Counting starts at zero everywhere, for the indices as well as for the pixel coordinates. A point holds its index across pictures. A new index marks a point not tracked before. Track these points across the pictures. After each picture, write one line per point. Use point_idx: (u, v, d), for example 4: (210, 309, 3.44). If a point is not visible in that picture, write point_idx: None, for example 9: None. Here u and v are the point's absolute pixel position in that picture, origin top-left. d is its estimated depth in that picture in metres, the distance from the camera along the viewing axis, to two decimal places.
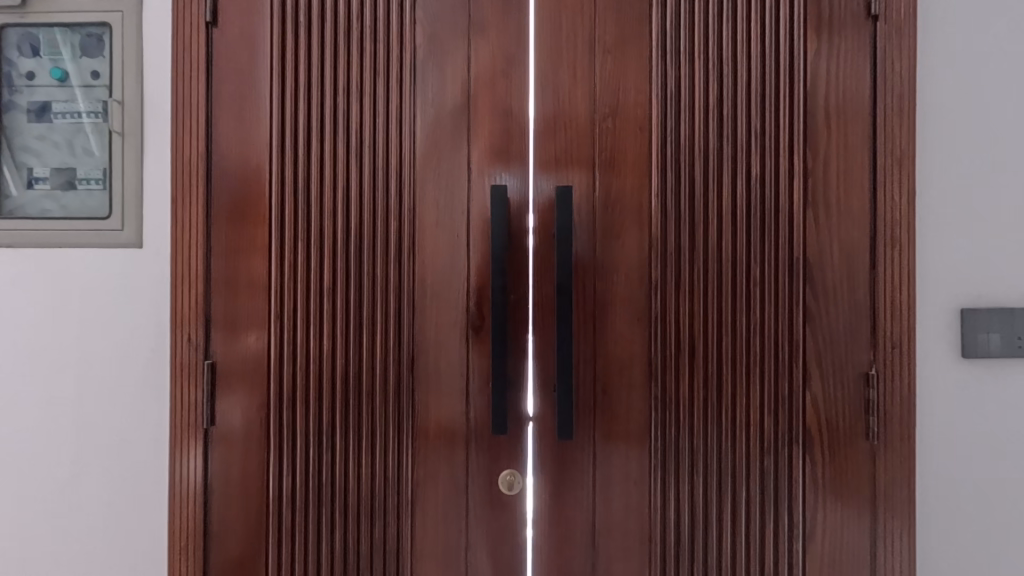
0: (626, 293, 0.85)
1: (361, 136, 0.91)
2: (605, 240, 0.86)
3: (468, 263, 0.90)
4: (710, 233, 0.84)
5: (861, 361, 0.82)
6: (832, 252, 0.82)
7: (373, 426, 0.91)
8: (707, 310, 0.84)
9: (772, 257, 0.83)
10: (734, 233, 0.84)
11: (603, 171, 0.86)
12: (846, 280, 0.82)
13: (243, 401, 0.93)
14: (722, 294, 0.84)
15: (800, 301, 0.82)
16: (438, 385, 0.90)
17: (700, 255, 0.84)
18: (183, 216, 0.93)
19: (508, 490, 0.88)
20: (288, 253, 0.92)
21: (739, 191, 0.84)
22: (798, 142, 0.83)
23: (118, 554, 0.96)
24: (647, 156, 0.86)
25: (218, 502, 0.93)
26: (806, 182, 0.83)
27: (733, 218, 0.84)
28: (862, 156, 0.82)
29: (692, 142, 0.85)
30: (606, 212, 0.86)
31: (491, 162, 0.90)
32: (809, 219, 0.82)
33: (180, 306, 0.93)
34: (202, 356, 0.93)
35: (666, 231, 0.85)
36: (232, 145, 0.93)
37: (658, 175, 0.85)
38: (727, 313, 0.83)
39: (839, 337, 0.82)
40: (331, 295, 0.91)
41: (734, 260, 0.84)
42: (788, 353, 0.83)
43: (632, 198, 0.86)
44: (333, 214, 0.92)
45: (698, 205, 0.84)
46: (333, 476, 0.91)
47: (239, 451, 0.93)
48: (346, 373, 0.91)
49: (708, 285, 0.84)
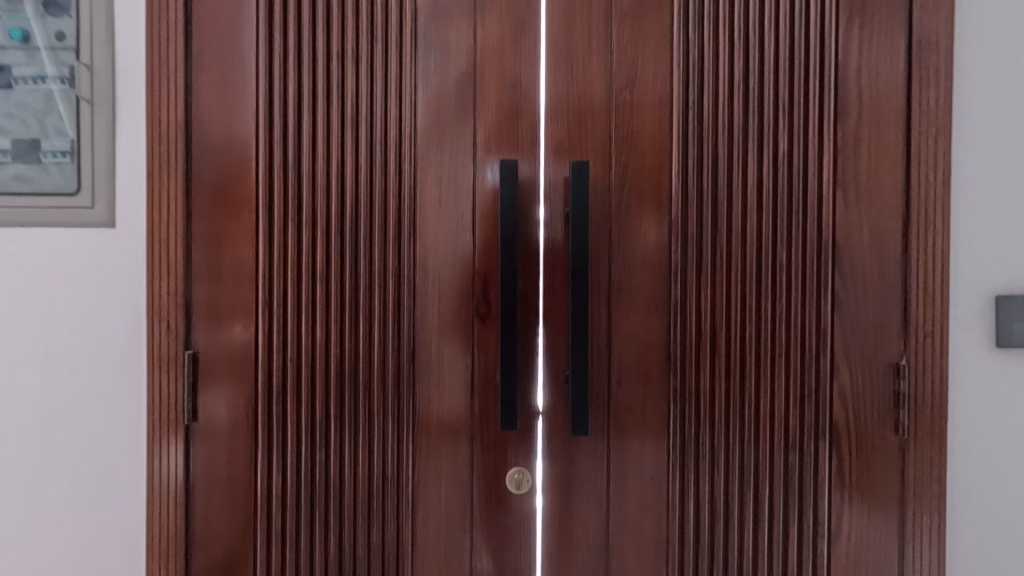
0: (644, 279, 0.80)
1: (357, 108, 0.84)
2: (622, 223, 0.80)
3: (473, 246, 0.84)
4: (735, 216, 0.79)
5: (891, 351, 0.77)
6: (864, 236, 0.77)
7: (370, 421, 0.84)
8: (730, 297, 0.79)
9: (799, 241, 0.78)
10: (760, 215, 0.79)
11: (619, 148, 0.80)
12: (876, 265, 0.77)
13: (228, 394, 0.85)
14: (746, 280, 0.79)
15: (829, 288, 0.78)
16: (441, 377, 0.84)
17: (723, 238, 0.79)
18: (161, 193, 0.85)
19: (515, 489, 0.82)
20: (277, 234, 0.84)
21: (766, 170, 0.78)
22: (829, 118, 0.78)
23: (93, 560, 0.89)
24: (667, 132, 0.80)
25: (201, 503, 0.86)
26: (837, 161, 0.77)
27: (758, 199, 0.79)
28: (895, 133, 0.77)
29: (715, 117, 0.79)
30: (623, 193, 0.80)
31: (498, 137, 0.83)
32: (839, 200, 0.77)
33: (158, 292, 0.85)
34: (183, 346, 0.85)
35: (687, 213, 0.80)
36: (214, 115, 0.85)
37: (679, 152, 0.79)
38: (751, 300, 0.79)
39: (869, 325, 0.77)
40: (324, 281, 0.84)
41: (760, 243, 0.79)
42: (815, 343, 0.78)
43: (651, 177, 0.80)
44: (326, 192, 0.84)
45: (722, 184, 0.79)
46: (327, 476, 0.85)
47: (224, 449, 0.86)
48: (341, 364, 0.84)
49: (732, 270, 0.79)
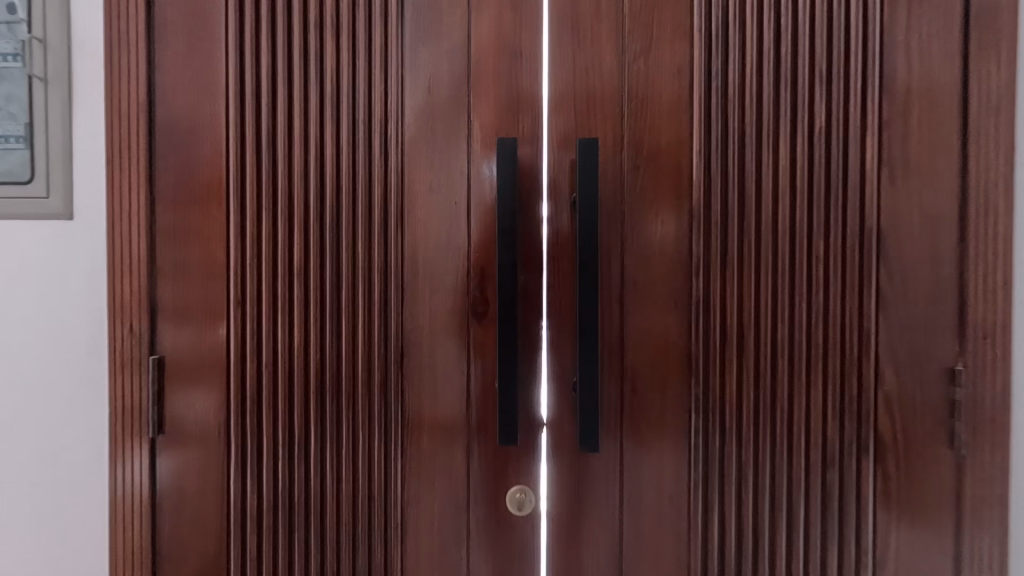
0: (661, 272, 0.71)
1: (337, 83, 0.75)
2: (636, 211, 0.71)
3: (468, 237, 0.75)
4: (765, 201, 0.69)
5: (945, 353, 0.68)
6: (912, 223, 0.68)
7: (354, 432, 0.76)
8: (760, 293, 0.70)
9: (839, 230, 0.69)
10: (793, 200, 0.69)
11: (631, 126, 0.72)
12: (927, 255, 0.68)
13: (197, 403, 0.77)
14: (778, 273, 0.70)
15: (873, 282, 0.68)
16: (433, 384, 0.75)
17: (751, 227, 0.70)
18: (121, 181, 0.77)
19: (517, 510, 0.73)
20: (249, 225, 0.76)
21: (800, 148, 0.69)
22: (873, 88, 0.68)
23: None
24: (687, 106, 0.71)
25: (169, 523, 0.78)
26: (882, 137, 0.68)
27: (791, 182, 0.69)
28: (949, 103, 0.67)
29: (742, 88, 0.70)
30: (636, 177, 0.71)
31: (495, 114, 0.74)
32: (884, 181, 0.68)
33: (120, 290, 0.77)
34: (147, 350, 0.77)
35: (711, 199, 0.71)
36: (180, 93, 0.76)
37: (701, 129, 0.70)
38: (784, 297, 0.69)
39: (919, 324, 0.68)
40: (302, 278, 0.75)
41: (794, 231, 0.69)
42: (857, 344, 0.69)
43: (668, 158, 0.71)
44: (304, 178, 0.75)
45: (750, 165, 0.70)
46: (307, 493, 0.76)
47: (195, 463, 0.77)
48: (322, 369, 0.76)
49: (762, 263, 0.70)
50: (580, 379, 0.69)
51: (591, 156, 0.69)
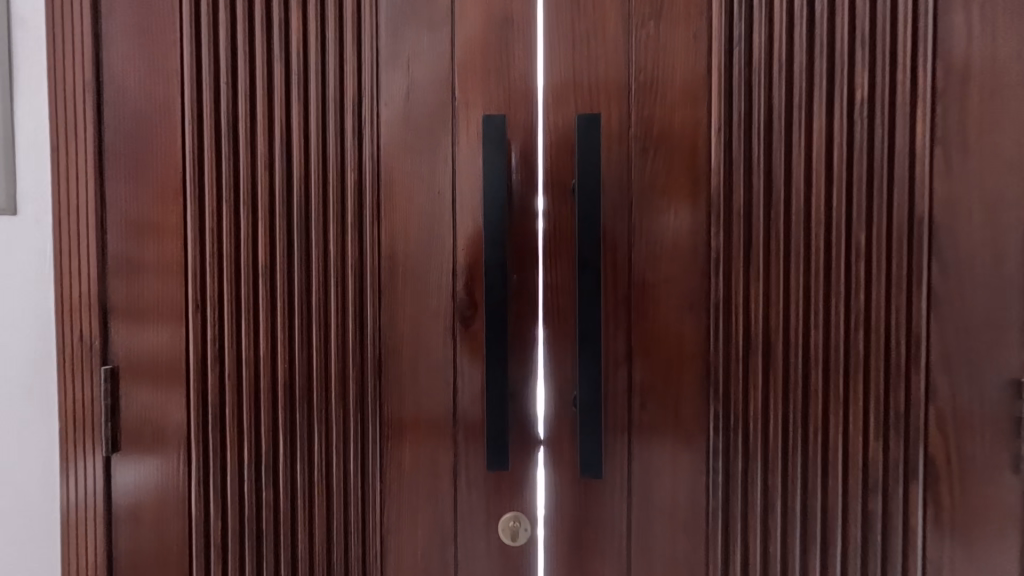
0: (674, 269, 0.63)
1: (304, 57, 0.66)
2: (646, 202, 0.63)
3: (454, 231, 0.66)
4: (796, 186, 0.60)
5: (1010, 364, 0.58)
6: (970, 211, 0.58)
7: (327, 453, 0.67)
8: (791, 294, 0.61)
9: (884, 220, 0.59)
10: (829, 186, 0.60)
11: (639, 104, 0.63)
12: (988, 249, 0.58)
13: (154, 419, 0.69)
14: (812, 272, 0.60)
15: (925, 280, 0.58)
16: (414, 397, 0.66)
17: (780, 216, 0.60)
18: (68, 173, 0.69)
19: (511, 540, 0.65)
20: (209, 220, 0.67)
21: (836, 126, 0.60)
22: (923, 53, 0.58)
23: None
24: (706, 77, 0.62)
25: (127, 551, 0.70)
26: (934, 110, 0.58)
27: (827, 165, 0.60)
28: (1015, 69, 0.57)
29: (770, 55, 0.60)
30: (645, 164, 0.63)
31: (483, 90, 0.65)
32: (937, 163, 0.58)
33: (68, 292, 0.69)
34: (98, 359, 0.69)
35: (733, 186, 0.61)
36: (132, 72, 0.68)
37: (721, 103, 0.61)
38: (819, 298, 0.60)
39: (978, 329, 0.58)
40: (268, 279, 0.67)
41: (830, 223, 0.60)
42: (904, 354, 0.59)
43: (683, 141, 0.62)
44: (269, 165, 0.67)
45: (779, 147, 0.60)
46: (276, 521, 0.68)
47: (152, 484, 0.70)
48: (290, 381, 0.67)
49: (793, 258, 0.60)
50: (579, 393, 0.62)
51: (592, 136, 0.61)
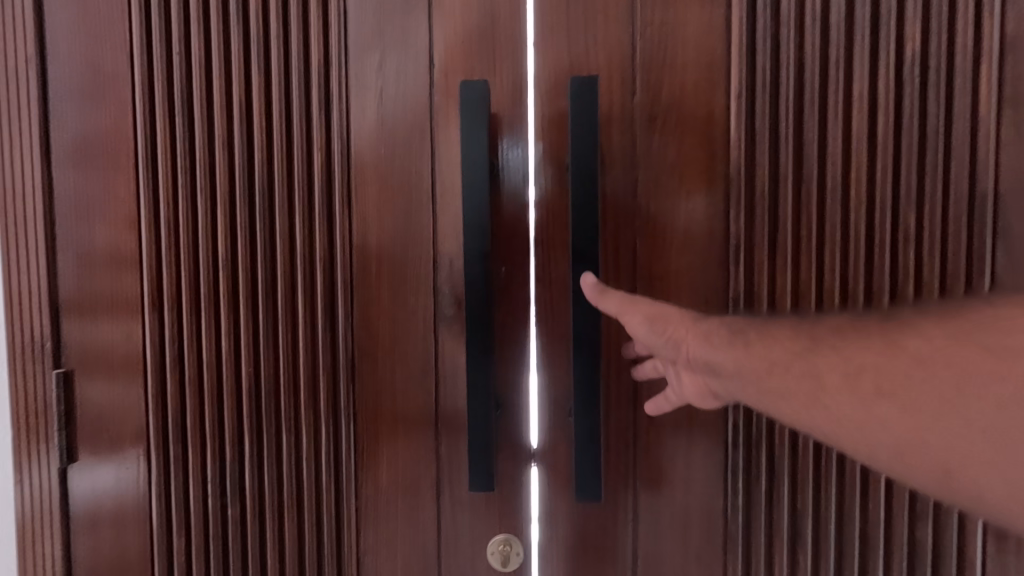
0: (688, 254, 0.57)
1: (264, 19, 0.59)
2: (657, 183, 0.57)
3: (435, 217, 0.59)
4: (834, 162, 0.55)
5: None
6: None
7: (298, 464, 0.61)
8: (824, 284, 0.55)
9: (936, 200, 0.54)
10: (869, 164, 0.55)
11: (647, 73, 0.56)
12: None
13: (112, 426, 0.63)
14: (850, 260, 0.55)
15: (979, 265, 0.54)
16: (394, 400, 0.60)
17: (815, 196, 0.55)
18: (10, 156, 0.62)
19: (501, 565, 0.60)
20: (164, 206, 0.61)
21: (879, 96, 0.54)
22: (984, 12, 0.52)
23: None
24: (722, 37, 0.56)
25: (87, 568, 0.65)
26: (994, 76, 0.53)
27: (868, 141, 0.54)
28: None
29: (800, 11, 0.54)
30: (655, 140, 0.57)
31: (466, 57, 0.58)
32: (1005, 131, 0.53)
33: (15, 288, 0.63)
34: (49, 361, 0.63)
35: (756, 165, 0.56)
36: (79, 43, 0.61)
37: (745, 66, 0.55)
38: (859, 288, 0.55)
39: None
40: (230, 272, 0.60)
41: (871, 205, 0.55)
42: None
43: (698, 116, 0.56)
44: (227, 143, 0.60)
45: (811, 121, 0.55)
46: (243, 539, 0.62)
47: (112, 498, 0.64)
48: (254, 385, 0.60)
49: (832, 243, 0.55)
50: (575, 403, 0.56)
51: (587, 113, 0.54)
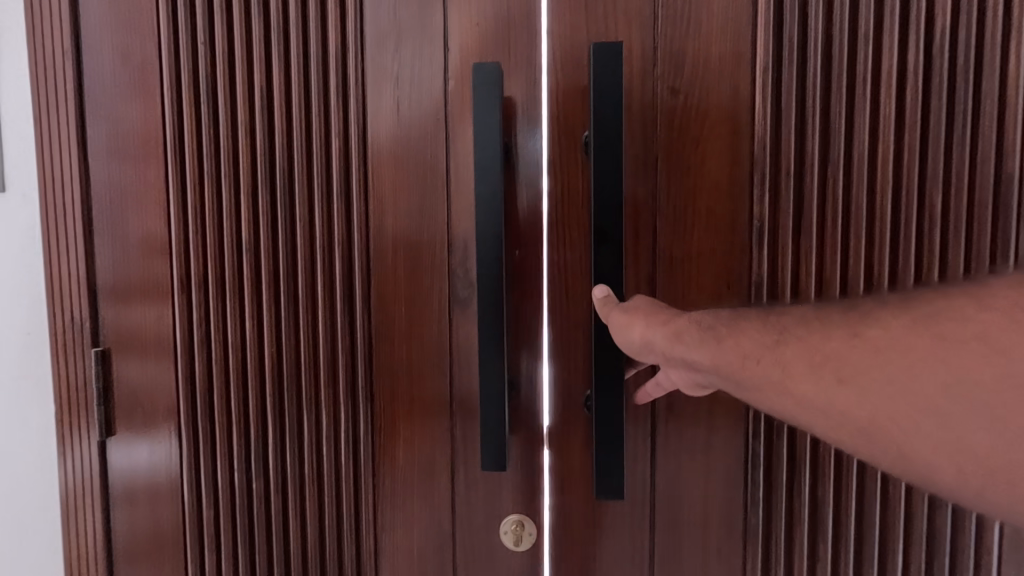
0: (709, 230, 0.56)
1: (282, 7, 0.60)
2: (676, 163, 0.56)
3: (449, 200, 0.60)
4: (862, 137, 0.53)
5: None
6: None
7: (317, 442, 0.63)
8: (850, 269, 0.55)
9: (963, 180, 0.53)
10: (896, 143, 0.53)
11: (668, 50, 0.55)
12: None
13: (146, 403, 0.66)
14: (876, 244, 0.54)
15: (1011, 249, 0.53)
16: (408, 383, 0.61)
17: (842, 173, 0.54)
18: (51, 145, 0.65)
19: (514, 544, 0.61)
20: (191, 192, 0.63)
21: (910, 70, 0.53)
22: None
23: None
24: (749, 8, 0.54)
25: (123, 538, 0.68)
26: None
27: (896, 118, 0.53)
28: None
29: None
30: (676, 118, 0.56)
31: (478, 39, 0.58)
32: None
33: (56, 273, 0.66)
34: (88, 341, 0.66)
35: (781, 146, 0.55)
36: (108, 35, 0.64)
37: (771, 41, 0.54)
38: (883, 266, 0.54)
39: None
40: (252, 255, 0.62)
41: (898, 188, 0.54)
42: None
43: (716, 96, 0.55)
44: (249, 130, 0.61)
45: (838, 101, 0.54)
46: (265, 513, 0.64)
47: (145, 469, 0.67)
48: (276, 365, 0.62)
49: (858, 221, 0.54)
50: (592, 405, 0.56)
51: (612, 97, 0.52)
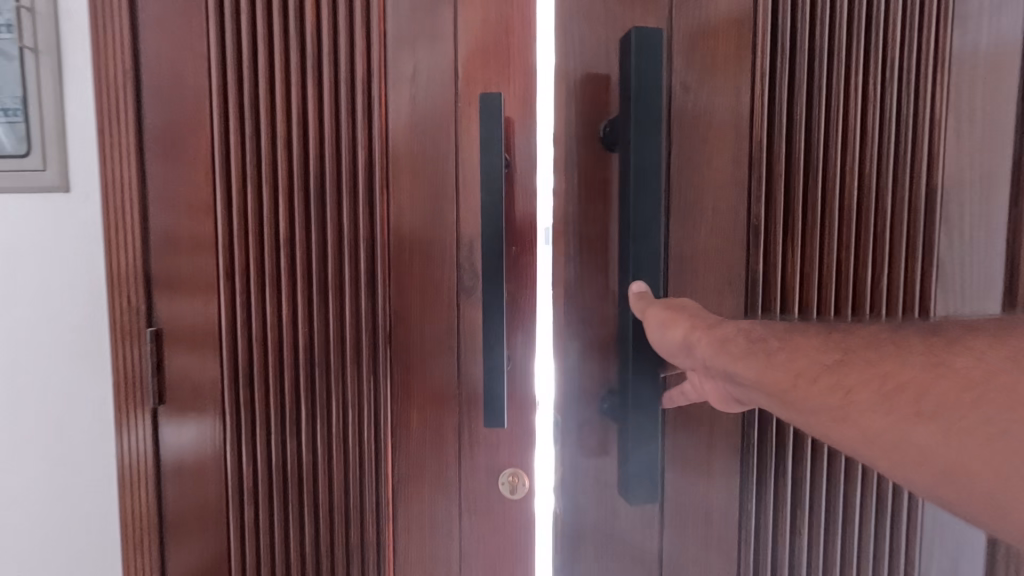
0: (718, 211, 0.70)
1: (318, 41, 0.71)
2: (693, 170, 0.70)
3: (457, 205, 0.71)
4: (833, 139, 0.69)
5: (995, 276, 0.71)
6: (972, 173, 0.70)
7: (345, 408, 0.74)
8: (823, 244, 0.70)
9: (904, 171, 0.70)
10: (859, 143, 0.69)
11: (683, 76, 0.69)
12: (985, 186, 0.70)
13: (194, 376, 0.77)
14: (842, 240, 0.70)
15: (936, 244, 0.70)
16: (422, 359, 0.73)
17: (818, 167, 0.69)
18: (112, 151, 0.76)
19: (509, 493, 0.73)
20: (236, 197, 0.74)
21: (868, 88, 0.68)
22: (944, 37, 0.67)
23: (66, 548, 0.83)
24: (750, 33, 0.68)
25: (172, 493, 0.79)
26: (950, 90, 0.68)
27: (859, 124, 0.69)
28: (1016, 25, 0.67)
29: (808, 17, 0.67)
30: (689, 132, 0.69)
31: (484, 72, 0.70)
32: (953, 114, 0.69)
33: (115, 265, 0.76)
34: (144, 323, 0.77)
35: (771, 162, 0.70)
36: (164, 59, 0.74)
37: (763, 62, 0.68)
38: (847, 239, 0.70)
39: (976, 253, 0.71)
40: (288, 251, 0.73)
41: (859, 188, 0.70)
42: (917, 281, 0.70)
43: (718, 118, 0.69)
44: (287, 143, 0.72)
45: (810, 126, 0.69)
46: (298, 468, 0.76)
47: (193, 433, 0.78)
48: (309, 343, 0.74)
49: (829, 205, 0.70)
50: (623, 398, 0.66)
51: (649, 108, 0.58)
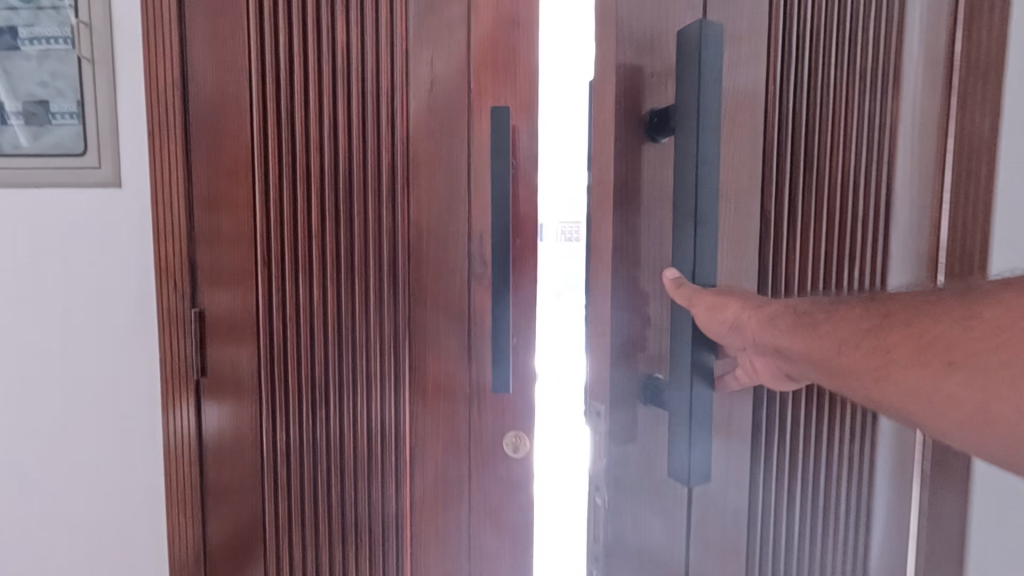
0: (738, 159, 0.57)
1: (348, 60, 0.81)
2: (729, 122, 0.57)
3: (469, 204, 0.82)
4: (803, 100, 0.65)
5: (927, 244, 0.74)
6: (912, 141, 0.71)
7: (370, 381, 0.85)
8: (794, 210, 0.66)
9: (862, 136, 0.68)
10: (824, 104, 0.66)
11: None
12: (923, 154, 0.72)
13: (233, 352, 0.87)
14: (821, 207, 0.68)
15: (896, 219, 0.72)
16: (437, 338, 0.83)
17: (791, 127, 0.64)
18: (162, 153, 0.86)
19: (512, 452, 0.84)
20: (273, 195, 0.84)
21: (834, 48, 0.65)
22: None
23: (113, 510, 0.92)
24: None
25: (212, 457, 0.89)
26: (897, 54, 0.68)
27: (826, 85, 0.66)
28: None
29: None
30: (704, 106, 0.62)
31: (493, 87, 0.80)
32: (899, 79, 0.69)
33: (163, 254, 0.86)
34: (190, 305, 0.87)
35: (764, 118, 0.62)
36: (208, 72, 0.84)
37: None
38: (813, 205, 0.67)
39: (914, 219, 0.73)
40: (321, 242, 0.84)
41: (825, 153, 0.67)
42: (867, 248, 0.71)
43: (744, 75, 0.57)
44: (319, 148, 0.82)
45: (805, 91, 0.64)
46: (327, 433, 0.87)
47: (232, 403, 0.88)
48: (339, 324, 0.85)
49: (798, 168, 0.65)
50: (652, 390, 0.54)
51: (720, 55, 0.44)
